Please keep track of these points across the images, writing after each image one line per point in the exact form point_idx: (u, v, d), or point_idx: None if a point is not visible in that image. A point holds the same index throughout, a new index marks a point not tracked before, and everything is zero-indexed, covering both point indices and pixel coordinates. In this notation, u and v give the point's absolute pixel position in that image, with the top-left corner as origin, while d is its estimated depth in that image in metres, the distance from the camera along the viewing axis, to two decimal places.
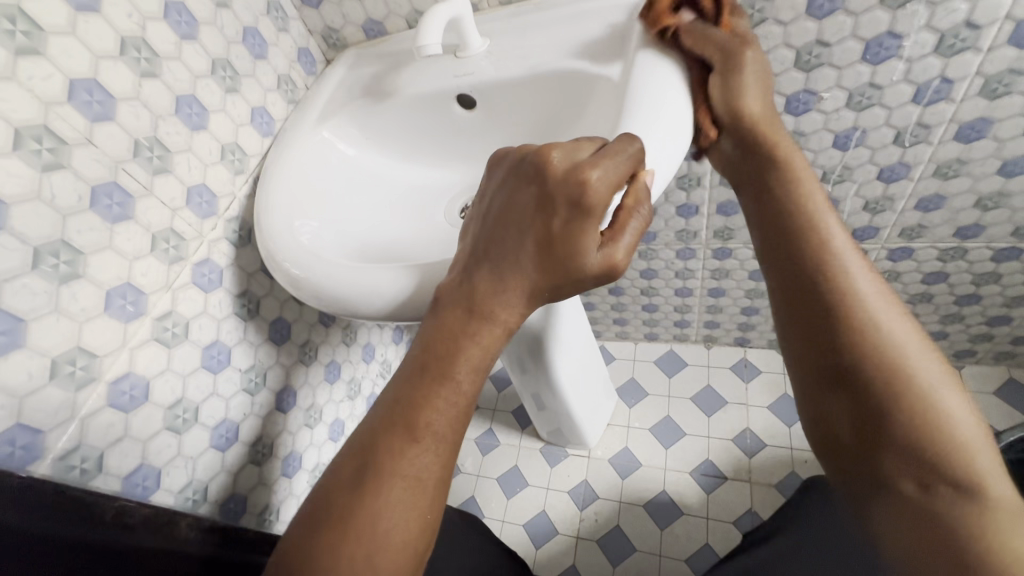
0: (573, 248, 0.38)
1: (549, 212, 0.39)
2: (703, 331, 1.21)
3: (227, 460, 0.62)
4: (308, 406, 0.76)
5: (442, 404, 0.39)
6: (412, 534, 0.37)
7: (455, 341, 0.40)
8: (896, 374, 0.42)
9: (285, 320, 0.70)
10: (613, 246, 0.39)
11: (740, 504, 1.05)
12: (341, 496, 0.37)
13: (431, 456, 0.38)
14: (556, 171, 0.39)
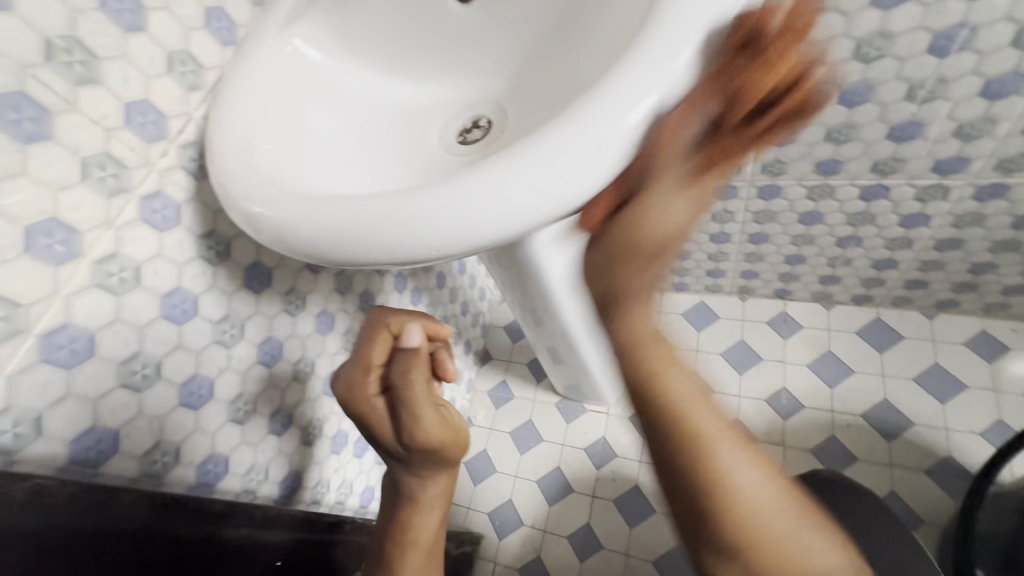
0: (402, 433, 0.49)
1: (363, 426, 0.51)
2: (739, 282, 1.09)
3: (203, 419, 0.56)
4: (298, 359, 0.69)
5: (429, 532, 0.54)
6: None
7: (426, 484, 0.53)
8: (708, 484, 0.35)
9: (265, 265, 0.62)
10: (423, 426, 0.49)
11: None
12: None
13: (419, 556, 0.52)
14: (362, 411, 0.51)
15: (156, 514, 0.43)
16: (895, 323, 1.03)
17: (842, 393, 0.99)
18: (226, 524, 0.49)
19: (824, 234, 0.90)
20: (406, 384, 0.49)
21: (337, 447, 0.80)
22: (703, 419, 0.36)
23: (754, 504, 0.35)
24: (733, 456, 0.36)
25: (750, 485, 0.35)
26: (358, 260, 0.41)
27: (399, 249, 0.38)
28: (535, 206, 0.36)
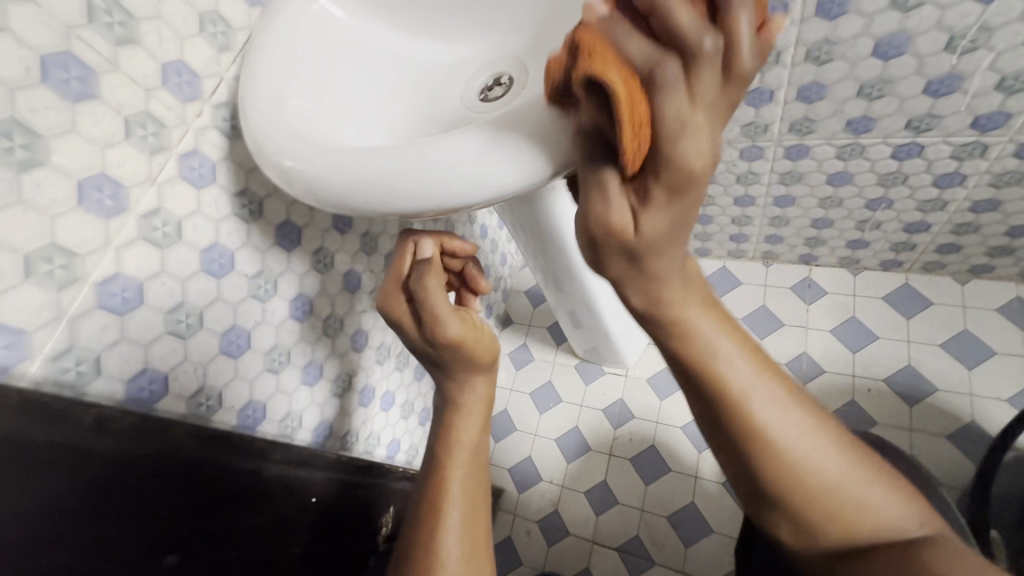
0: (432, 332, 0.59)
1: (402, 330, 0.62)
2: (763, 246, 1.08)
3: (242, 368, 0.60)
4: (327, 316, 0.73)
5: (478, 421, 0.63)
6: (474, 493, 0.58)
7: (474, 380, 0.63)
8: (750, 445, 0.40)
9: (295, 224, 0.65)
10: (446, 324, 0.58)
11: None
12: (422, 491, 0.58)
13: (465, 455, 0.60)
14: (401, 318, 0.61)
15: (212, 443, 0.49)
16: (924, 289, 1.01)
17: (865, 358, 0.99)
18: (272, 462, 0.54)
19: (853, 196, 0.88)
20: (434, 314, 0.58)
21: (366, 401, 0.84)
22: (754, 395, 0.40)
23: (795, 457, 0.39)
24: (781, 423, 0.40)
25: (799, 445, 0.40)
26: (388, 210, 0.42)
27: (429, 198, 0.40)
28: (562, 154, 0.37)
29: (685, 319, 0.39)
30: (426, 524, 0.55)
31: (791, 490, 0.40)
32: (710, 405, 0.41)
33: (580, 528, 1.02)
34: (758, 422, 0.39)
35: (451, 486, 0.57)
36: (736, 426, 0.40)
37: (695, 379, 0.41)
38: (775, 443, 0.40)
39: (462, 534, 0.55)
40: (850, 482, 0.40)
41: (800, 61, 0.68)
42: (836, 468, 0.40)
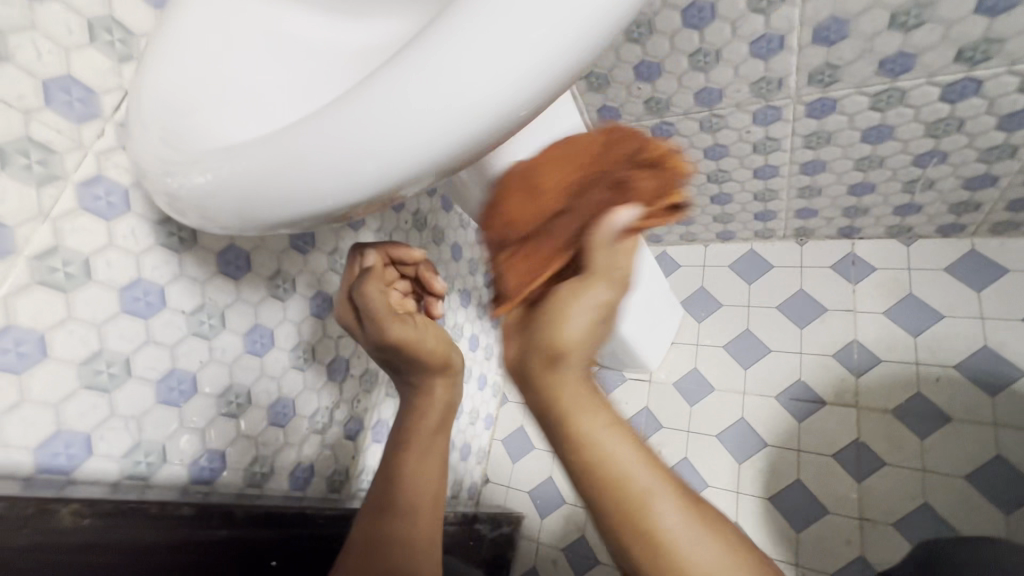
0: (380, 335, 0.52)
1: (355, 332, 0.55)
2: (794, 223, 0.95)
3: (188, 415, 0.54)
4: (295, 346, 0.65)
5: (432, 440, 0.56)
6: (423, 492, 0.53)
7: (429, 380, 0.55)
8: (639, 532, 0.31)
9: (243, 248, 0.58)
10: (386, 328, 0.51)
11: (845, 435, 0.83)
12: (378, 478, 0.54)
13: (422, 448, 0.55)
14: (354, 321, 0.54)
15: (133, 518, 0.40)
16: (996, 254, 0.85)
17: (929, 342, 0.84)
18: (217, 527, 0.45)
19: (897, 153, 0.74)
20: (380, 317, 0.51)
21: (353, 434, 0.75)
22: (639, 473, 0.32)
23: (695, 561, 0.30)
24: (677, 521, 0.31)
25: (690, 547, 0.31)
26: (288, 218, 0.33)
27: (329, 192, 0.31)
28: (482, 102, 0.28)
29: (570, 397, 0.33)
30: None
31: None
32: (587, 490, 0.32)
33: (610, 556, 0.91)
34: (648, 505, 0.31)
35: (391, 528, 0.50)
36: (611, 512, 0.32)
37: (576, 458, 0.32)
38: (669, 540, 0.31)
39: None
40: (714, 565, 0.31)
41: None
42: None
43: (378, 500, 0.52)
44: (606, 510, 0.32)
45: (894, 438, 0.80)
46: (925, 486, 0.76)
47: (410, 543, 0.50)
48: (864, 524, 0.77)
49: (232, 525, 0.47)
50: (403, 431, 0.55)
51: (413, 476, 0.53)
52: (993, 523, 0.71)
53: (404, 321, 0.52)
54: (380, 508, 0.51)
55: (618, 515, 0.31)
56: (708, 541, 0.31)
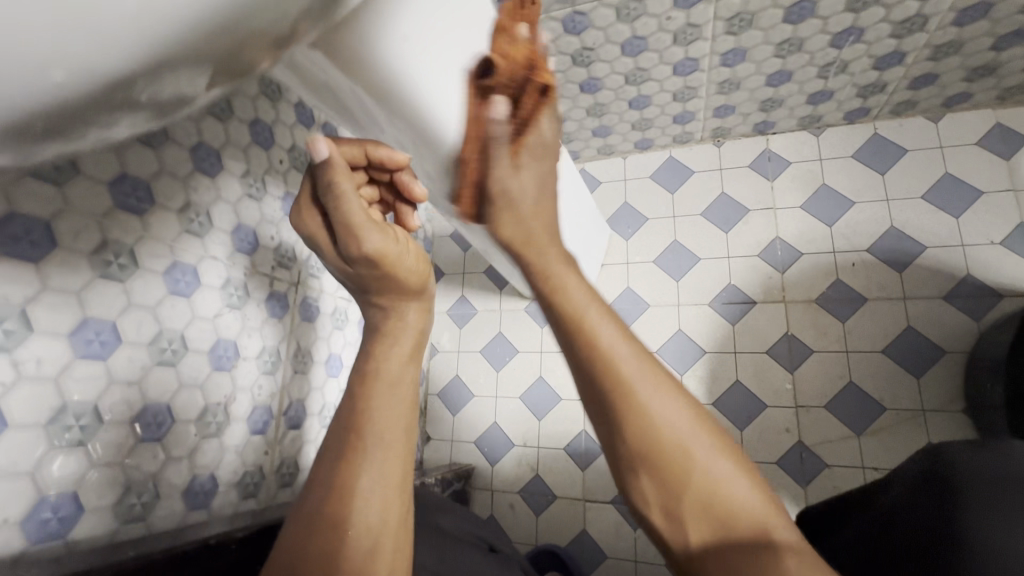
0: (355, 242, 0.45)
1: (320, 236, 0.48)
2: (712, 122, 0.91)
3: (3, 460, 0.38)
4: (154, 337, 0.50)
5: (406, 383, 0.49)
6: (398, 451, 0.44)
7: (401, 300, 0.50)
8: (622, 394, 0.37)
9: (34, 217, 0.41)
10: (361, 239, 0.44)
11: (776, 330, 0.85)
12: (337, 439, 0.44)
13: (394, 394, 0.47)
14: (318, 226, 0.47)
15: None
16: (895, 136, 0.87)
17: (843, 230, 0.86)
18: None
19: (816, 33, 0.70)
20: (358, 227, 0.44)
21: (261, 428, 0.63)
22: (620, 345, 0.38)
23: (668, 424, 0.37)
24: (655, 399, 0.38)
25: (667, 420, 0.37)
26: (31, 125, 0.19)
27: (95, 64, 0.17)
28: None
29: (558, 274, 0.39)
30: (320, 527, 0.39)
31: (635, 435, 0.37)
32: (585, 375, 0.39)
33: (567, 489, 0.89)
34: (614, 358, 0.38)
35: (366, 468, 0.42)
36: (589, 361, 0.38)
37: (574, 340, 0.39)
38: (649, 418, 0.37)
39: (376, 534, 0.40)
40: (675, 414, 0.37)
41: None
42: (706, 448, 0.37)
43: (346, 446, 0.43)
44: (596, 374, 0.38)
45: (820, 326, 0.83)
46: (848, 365, 0.80)
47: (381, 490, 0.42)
48: (799, 411, 0.81)
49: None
50: (367, 367, 0.48)
51: (382, 416, 0.45)
52: (909, 389, 0.77)
53: (383, 231, 0.46)
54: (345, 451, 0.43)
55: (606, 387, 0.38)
56: (680, 402, 0.38)
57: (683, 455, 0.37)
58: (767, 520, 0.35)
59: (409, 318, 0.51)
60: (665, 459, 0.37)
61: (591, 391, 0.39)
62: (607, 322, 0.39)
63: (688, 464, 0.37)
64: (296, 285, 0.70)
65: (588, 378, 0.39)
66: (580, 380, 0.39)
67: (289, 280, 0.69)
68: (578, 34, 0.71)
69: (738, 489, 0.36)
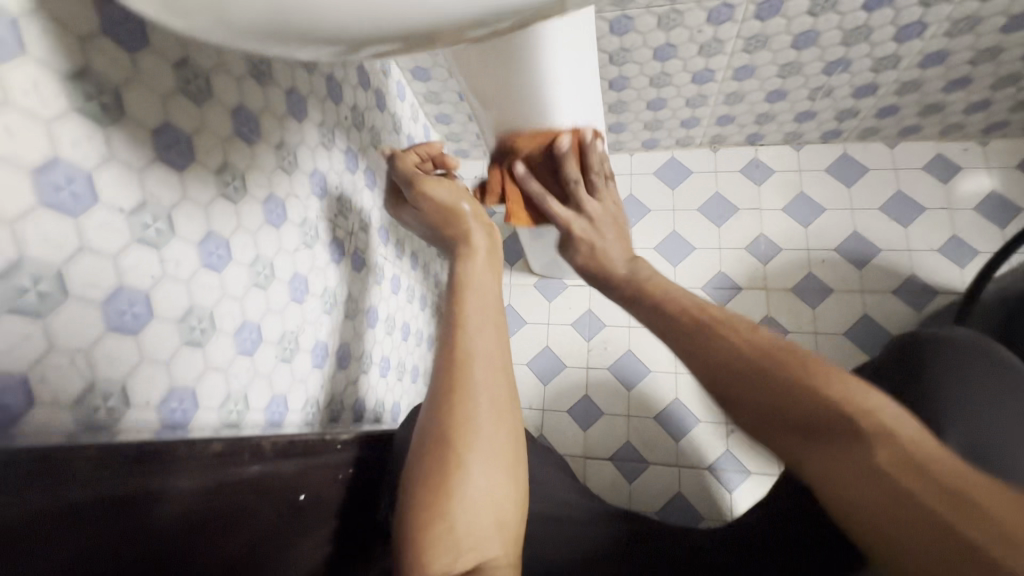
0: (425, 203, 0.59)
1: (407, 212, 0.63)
2: (712, 130, 1.04)
3: (147, 347, 0.42)
4: (253, 261, 0.54)
5: (489, 289, 0.54)
6: (499, 366, 0.49)
7: (471, 233, 0.57)
8: (695, 332, 0.43)
9: (181, 129, 0.44)
10: (426, 197, 0.59)
11: (757, 313, 0.98)
12: (441, 364, 0.48)
13: (486, 316, 0.51)
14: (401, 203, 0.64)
15: (67, 491, 0.27)
16: (860, 156, 1.04)
17: (815, 231, 1.01)
18: (184, 471, 0.34)
19: (814, 60, 0.84)
20: (460, 194, 0.58)
21: (320, 362, 0.67)
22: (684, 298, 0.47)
23: (745, 349, 0.40)
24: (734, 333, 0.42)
25: (744, 343, 0.40)
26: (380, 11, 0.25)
27: None
28: None
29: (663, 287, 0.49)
30: (441, 444, 0.43)
31: (725, 362, 0.41)
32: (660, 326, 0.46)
33: (569, 447, 0.98)
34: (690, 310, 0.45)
35: (476, 364, 0.48)
36: (665, 317, 0.46)
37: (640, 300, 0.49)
38: (722, 348, 0.41)
39: (492, 443, 0.44)
40: (748, 339, 0.41)
41: None
42: (778, 351, 0.39)
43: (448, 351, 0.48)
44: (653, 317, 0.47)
45: (795, 311, 0.97)
46: (816, 345, 0.95)
47: (491, 405, 0.46)
48: None
49: (262, 453, 0.39)
50: (456, 284, 0.54)
51: (478, 338, 0.49)
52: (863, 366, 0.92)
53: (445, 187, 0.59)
54: (450, 354, 0.48)
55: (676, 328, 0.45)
56: (762, 338, 0.41)
57: (766, 368, 0.38)
58: (883, 406, 0.34)
59: (480, 238, 0.57)
60: (750, 374, 0.39)
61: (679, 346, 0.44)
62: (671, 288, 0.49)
63: (770, 371, 0.38)
64: (350, 235, 0.74)
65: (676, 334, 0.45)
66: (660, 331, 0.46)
67: (345, 229, 0.73)
68: (620, 35, 0.81)
69: (834, 384, 0.36)
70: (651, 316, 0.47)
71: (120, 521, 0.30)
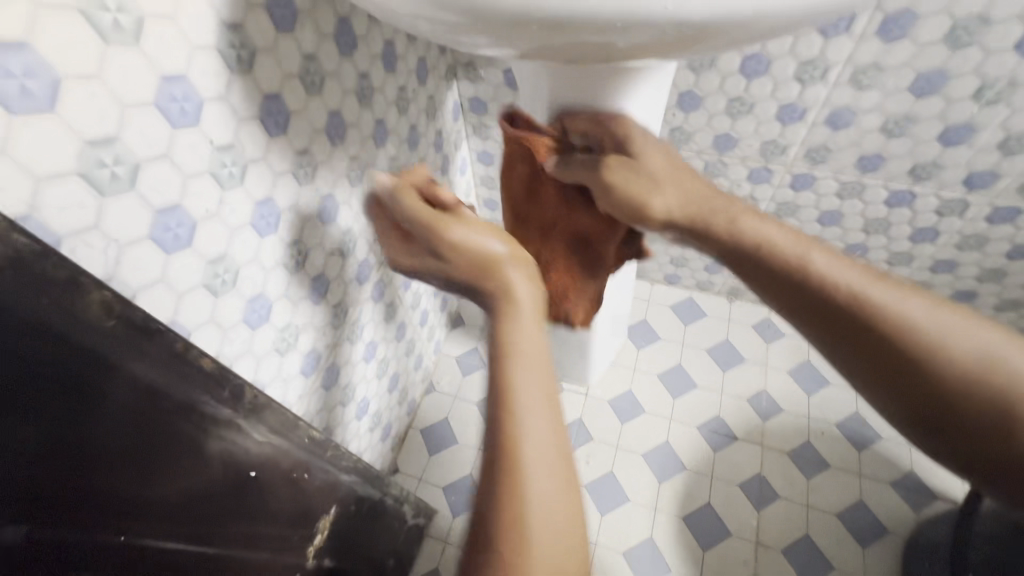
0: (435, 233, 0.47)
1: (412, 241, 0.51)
2: (732, 281, 1.10)
3: (170, 271, 0.41)
4: (291, 242, 0.55)
5: (543, 359, 0.42)
6: (558, 455, 0.39)
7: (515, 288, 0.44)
8: (823, 283, 0.42)
9: (285, 104, 0.49)
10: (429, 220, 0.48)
11: (751, 468, 0.94)
12: (492, 480, 0.37)
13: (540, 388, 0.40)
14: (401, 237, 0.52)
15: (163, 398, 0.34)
16: None
17: (818, 401, 1.01)
18: (216, 429, 0.38)
19: (836, 239, 0.91)
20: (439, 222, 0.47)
21: (308, 371, 0.64)
22: (784, 241, 0.44)
23: (897, 312, 0.40)
24: (872, 286, 0.41)
25: (868, 289, 0.41)
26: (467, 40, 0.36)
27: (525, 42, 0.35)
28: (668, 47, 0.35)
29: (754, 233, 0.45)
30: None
31: (868, 322, 0.40)
32: (791, 283, 0.43)
33: None
34: (805, 259, 0.43)
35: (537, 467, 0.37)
36: (788, 273, 0.43)
37: (750, 255, 0.45)
38: (854, 290, 0.41)
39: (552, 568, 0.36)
40: (867, 285, 0.41)
41: (841, 83, 0.69)
42: (913, 307, 0.40)
43: (501, 460, 0.37)
44: (780, 277, 0.44)
45: (790, 476, 0.93)
46: (807, 519, 0.89)
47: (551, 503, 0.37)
48: (758, 548, 0.87)
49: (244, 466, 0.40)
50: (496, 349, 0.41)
51: (530, 426, 0.38)
52: (855, 555, 0.85)
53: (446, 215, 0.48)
54: (503, 431, 0.38)
55: (816, 295, 0.42)
56: (884, 285, 0.41)
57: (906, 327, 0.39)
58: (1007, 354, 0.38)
59: (513, 274, 0.45)
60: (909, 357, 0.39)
61: (822, 314, 0.42)
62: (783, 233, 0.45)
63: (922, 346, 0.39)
64: (380, 265, 0.77)
65: (814, 297, 0.42)
66: (797, 297, 0.43)
67: (377, 257, 0.75)
68: None
69: (964, 338, 0.39)
70: (779, 293, 0.44)
71: (104, 432, 0.30)
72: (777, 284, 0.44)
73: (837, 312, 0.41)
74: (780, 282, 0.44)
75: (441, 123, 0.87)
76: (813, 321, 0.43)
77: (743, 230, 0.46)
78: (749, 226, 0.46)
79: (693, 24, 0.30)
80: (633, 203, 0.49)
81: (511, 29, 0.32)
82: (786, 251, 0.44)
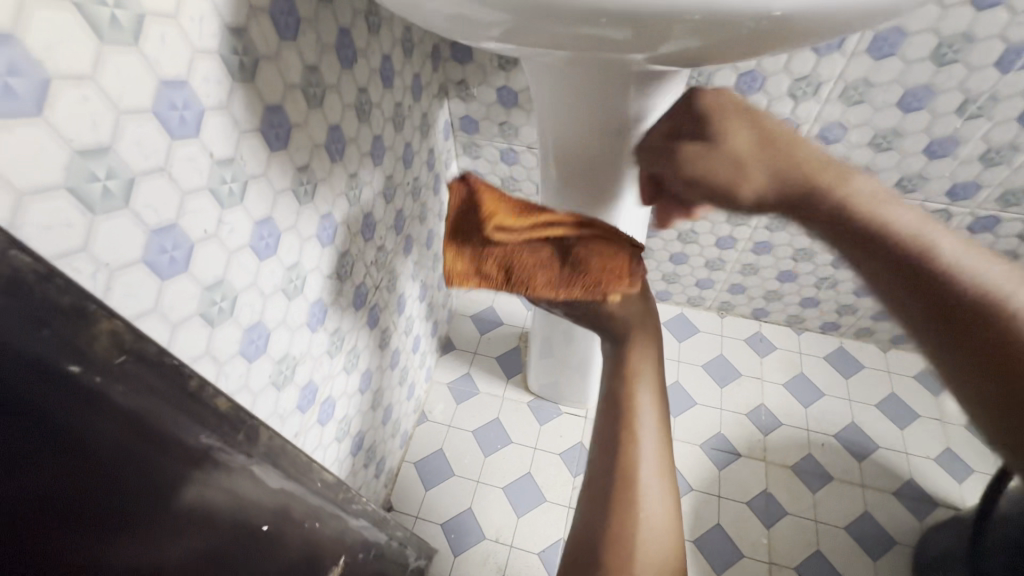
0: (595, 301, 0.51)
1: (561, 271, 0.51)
2: (723, 295, 1.10)
3: (164, 299, 0.37)
4: (291, 265, 0.51)
5: (645, 354, 0.49)
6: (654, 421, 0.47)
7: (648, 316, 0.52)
8: (914, 249, 0.35)
9: (288, 116, 0.46)
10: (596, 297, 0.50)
11: (756, 485, 0.93)
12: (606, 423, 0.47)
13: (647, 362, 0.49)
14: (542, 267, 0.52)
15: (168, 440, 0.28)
16: (855, 352, 1.09)
17: (815, 413, 1.01)
18: (219, 474, 0.31)
19: (825, 251, 0.93)
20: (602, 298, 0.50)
21: (305, 406, 0.59)
22: (888, 209, 0.36)
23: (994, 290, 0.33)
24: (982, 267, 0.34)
25: (972, 262, 0.34)
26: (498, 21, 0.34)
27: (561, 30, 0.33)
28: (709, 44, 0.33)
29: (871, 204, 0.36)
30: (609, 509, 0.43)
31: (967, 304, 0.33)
32: (883, 252, 0.36)
33: None
34: (899, 223, 0.36)
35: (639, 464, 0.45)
36: (893, 246, 0.35)
37: (865, 227, 0.36)
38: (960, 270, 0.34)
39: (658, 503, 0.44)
40: (978, 264, 0.34)
41: (834, 99, 0.70)
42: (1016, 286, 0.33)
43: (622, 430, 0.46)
44: (878, 251, 0.36)
45: (795, 491, 0.92)
46: (817, 534, 0.88)
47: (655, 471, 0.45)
48: (771, 568, 0.85)
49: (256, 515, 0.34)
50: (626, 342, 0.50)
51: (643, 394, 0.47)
52: (866, 568, 0.84)
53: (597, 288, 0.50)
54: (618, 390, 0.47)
55: (914, 264, 0.35)
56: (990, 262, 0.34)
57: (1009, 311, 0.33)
58: None
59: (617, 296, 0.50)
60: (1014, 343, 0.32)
61: (911, 290, 0.35)
62: (888, 201, 0.37)
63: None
64: (377, 289, 0.73)
65: (904, 270, 0.35)
66: (887, 274, 0.36)
67: (373, 280, 0.71)
68: None
69: None
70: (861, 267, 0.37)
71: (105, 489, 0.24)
72: (878, 259, 0.36)
73: (921, 288, 0.34)
74: (879, 251, 0.36)
75: (434, 142, 0.84)
76: (898, 297, 0.36)
77: (854, 199, 0.36)
78: (864, 186, 0.37)
79: (763, 20, 0.30)
80: (709, 187, 0.40)
81: (576, 23, 0.30)
82: (900, 225, 0.36)
